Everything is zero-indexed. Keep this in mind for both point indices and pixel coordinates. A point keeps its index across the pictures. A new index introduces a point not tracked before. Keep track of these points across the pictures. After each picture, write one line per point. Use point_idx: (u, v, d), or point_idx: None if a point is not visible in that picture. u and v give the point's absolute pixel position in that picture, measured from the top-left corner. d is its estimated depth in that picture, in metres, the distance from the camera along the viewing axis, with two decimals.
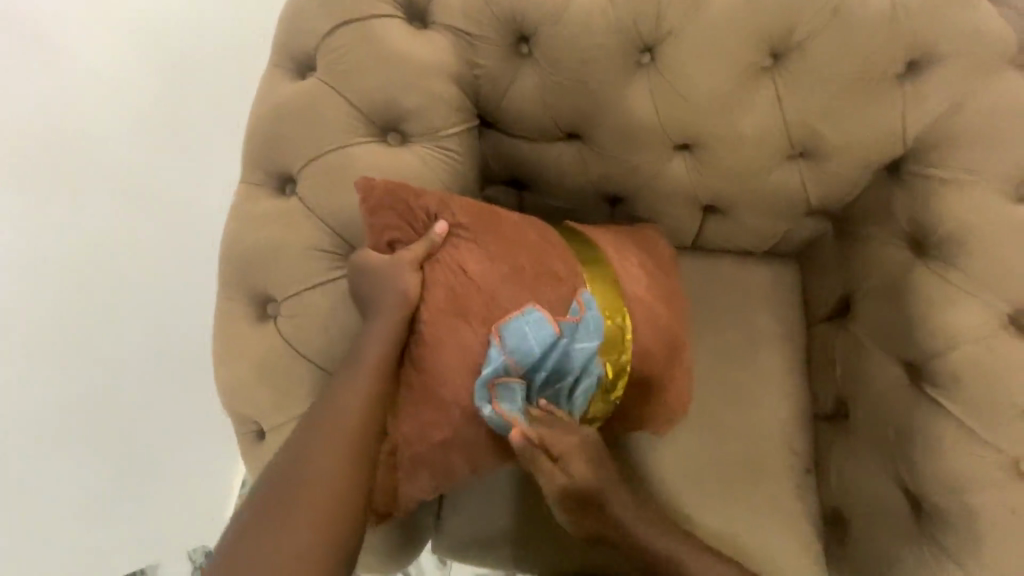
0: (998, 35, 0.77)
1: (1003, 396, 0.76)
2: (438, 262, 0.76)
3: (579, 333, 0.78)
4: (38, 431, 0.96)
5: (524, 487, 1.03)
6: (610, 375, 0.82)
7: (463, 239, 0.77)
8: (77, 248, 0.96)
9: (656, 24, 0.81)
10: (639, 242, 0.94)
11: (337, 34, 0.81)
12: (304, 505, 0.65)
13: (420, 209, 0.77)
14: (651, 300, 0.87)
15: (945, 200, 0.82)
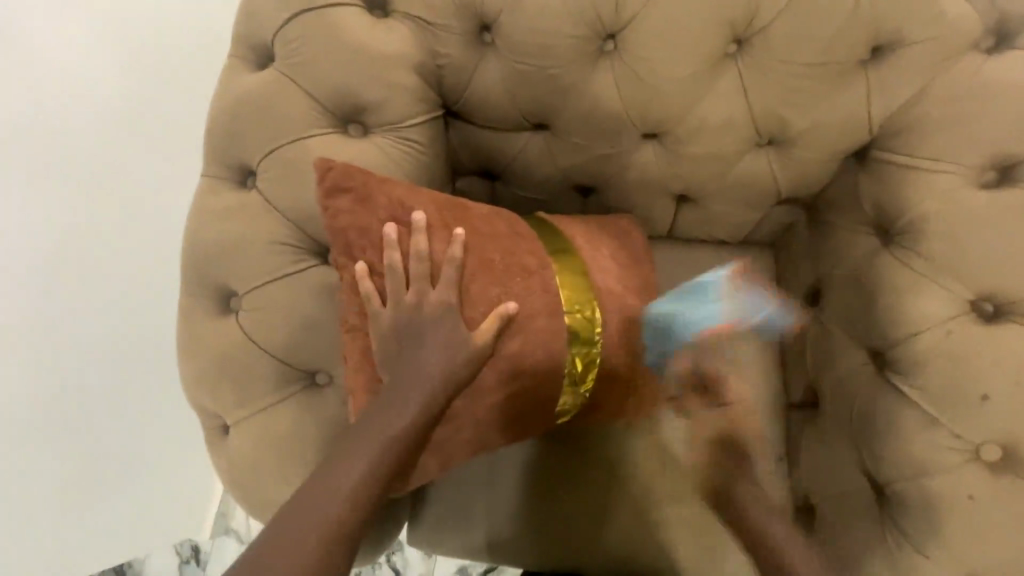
0: (962, 19, 0.76)
1: (965, 382, 0.75)
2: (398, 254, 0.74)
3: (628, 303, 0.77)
4: (28, 424, 0.97)
5: (505, 483, 1.02)
6: (579, 368, 0.82)
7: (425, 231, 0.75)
8: (57, 242, 0.98)
9: (617, 11, 0.80)
10: (612, 232, 0.93)
11: (295, 24, 0.80)
12: (330, 501, 0.69)
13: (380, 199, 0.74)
14: (621, 291, 0.86)
15: (910, 187, 0.82)
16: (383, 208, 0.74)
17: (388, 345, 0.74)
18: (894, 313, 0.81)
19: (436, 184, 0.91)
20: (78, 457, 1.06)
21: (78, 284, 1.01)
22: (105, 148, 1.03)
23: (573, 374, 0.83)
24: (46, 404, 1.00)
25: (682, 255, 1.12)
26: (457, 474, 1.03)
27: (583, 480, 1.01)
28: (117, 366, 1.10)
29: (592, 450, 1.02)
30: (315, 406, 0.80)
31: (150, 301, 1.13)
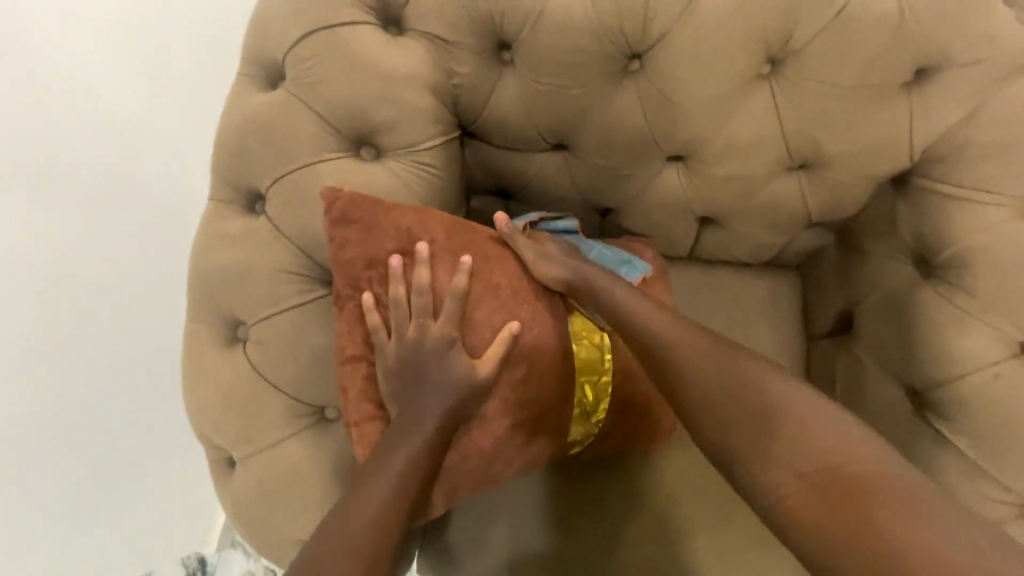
0: (1015, 40, 0.72)
1: (1016, 430, 0.70)
2: (406, 284, 0.71)
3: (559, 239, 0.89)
4: (29, 433, 0.96)
5: (519, 513, 0.97)
6: (590, 399, 0.80)
7: (436, 259, 0.72)
8: (58, 250, 0.96)
9: (644, 29, 0.76)
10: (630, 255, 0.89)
11: (306, 42, 0.77)
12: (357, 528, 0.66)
13: (390, 225, 0.72)
14: None
15: (954, 218, 0.77)
16: (389, 238, 0.71)
17: (402, 372, 0.71)
18: (935, 350, 0.77)
19: (450, 207, 0.88)
20: (77, 470, 1.04)
21: (80, 294, 0.99)
22: (108, 157, 1.01)
23: (584, 406, 0.80)
24: (46, 418, 0.98)
25: (703, 277, 1.08)
26: (467, 503, 0.97)
27: (602, 509, 0.97)
28: (120, 378, 1.07)
29: (611, 480, 0.98)
30: (323, 440, 0.77)
31: (156, 312, 1.10)
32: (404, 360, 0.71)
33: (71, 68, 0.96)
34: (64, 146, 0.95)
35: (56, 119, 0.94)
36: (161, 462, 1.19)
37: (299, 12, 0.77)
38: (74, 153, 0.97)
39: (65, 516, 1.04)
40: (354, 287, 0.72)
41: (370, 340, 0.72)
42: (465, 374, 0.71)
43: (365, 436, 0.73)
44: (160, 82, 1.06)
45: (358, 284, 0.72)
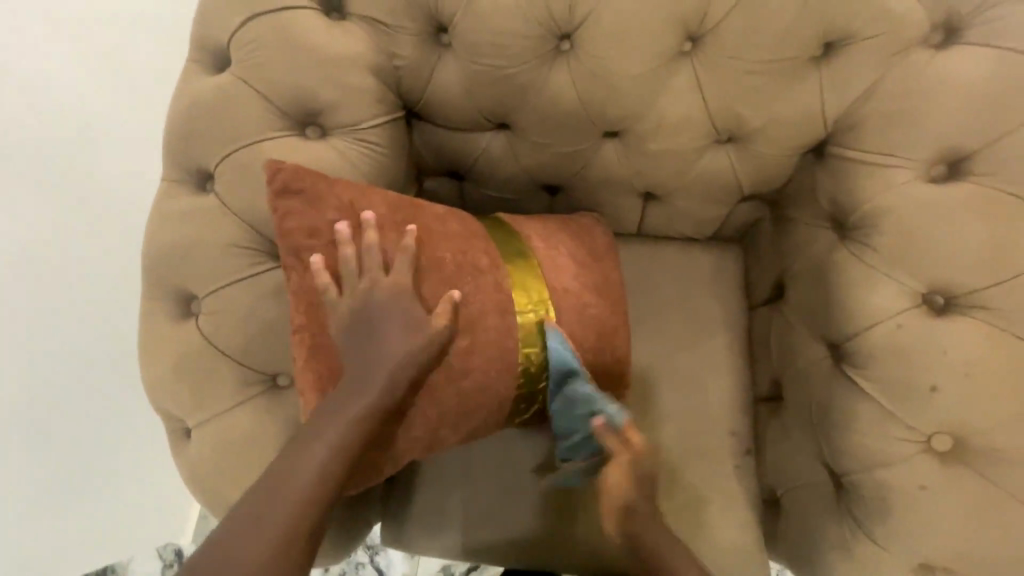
0: (911, 12, 0.77)
1: (920, 374, 0.74)
2: (350, 255, 0.74)
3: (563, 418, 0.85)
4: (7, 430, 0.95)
5: (472, 472, 1.02)
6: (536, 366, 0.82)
7: (380, 231, 0.76)
8: (28, 243, 0.96)
9: (570, 10, 0.80)
10: (573, 231, 0.94)
11: (249, 27, 0.80)
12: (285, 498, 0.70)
13: (334, 198, 0.75)
14: (582, 292, 0.87)
15: (863, 182, 0.82)
16: (334, 209, 0.75)
17: (347, 342, 0.74)
18: (850, 305, 0.82)
19: (397, 185, 0.92)
20: (50, 463, 1.04)
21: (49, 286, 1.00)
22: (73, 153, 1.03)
23: (529, 372, 0.82)
24: (25, 411, 0.98)
25: (649, 253, 1.13)
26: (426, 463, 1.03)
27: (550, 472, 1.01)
28: (97, 364, 1.10)
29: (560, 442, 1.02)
30: (276, 407, 0.81)
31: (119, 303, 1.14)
32: (350, 328, 0.74)
33: (19, 61, 0.95)
34: (25, 140, 0.96)
35: (23, 117, 0.95)
36: (125, 452, 1.21)
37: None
38: (36, 148, 0.97)
39: (40, 513, 1.04)
40: (297, 256, 0.74)
41: (315, 310, 0.75)
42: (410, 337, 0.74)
43: (310, 404, 0.76)
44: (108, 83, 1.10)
45: (301, 255, 0.74)
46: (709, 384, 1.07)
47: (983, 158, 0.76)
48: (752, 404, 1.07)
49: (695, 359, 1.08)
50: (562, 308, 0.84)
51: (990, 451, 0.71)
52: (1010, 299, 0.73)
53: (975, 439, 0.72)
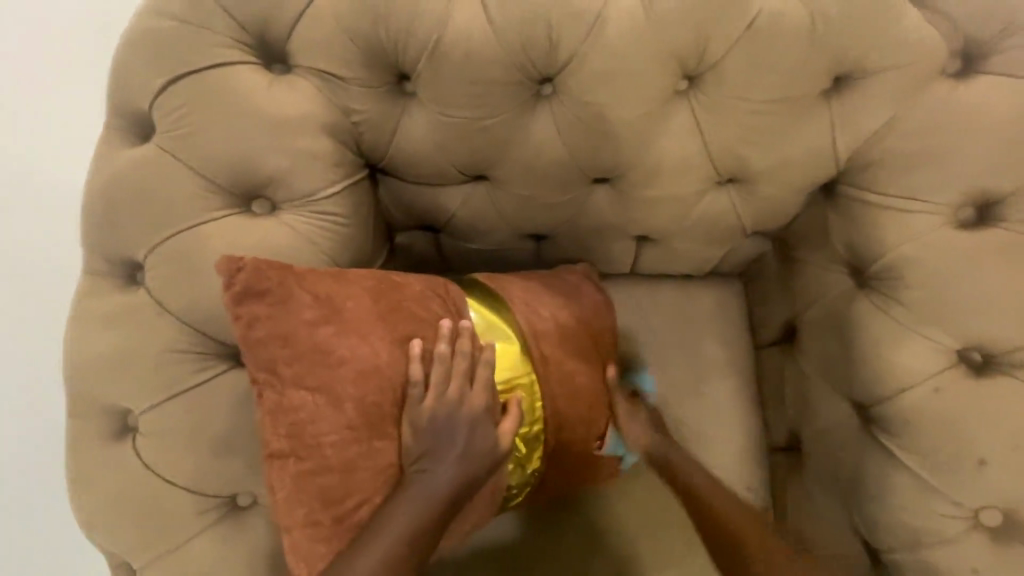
0: (927, 40, 0.69)
1: (964, 445, 0.67)
2: (332, 361, 0.62)
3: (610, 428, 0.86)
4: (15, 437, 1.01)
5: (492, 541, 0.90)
6: (521, 448, 0.74)
7: (363, 328, 0.64)
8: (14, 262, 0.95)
9: (550, 53, 0.70)
10: (552, 284, 0.84)
11: (175, 89, 0.68)
12: None
13: (306, 294, 0.63)
14: (569, 359, 0.77)
15: (881, 227, 0.75)
16: (309, 308, 0.63)
17: (339, 465, 0.63)
18: (878, 363, 0.74)
19: (365, 255, 0.80)
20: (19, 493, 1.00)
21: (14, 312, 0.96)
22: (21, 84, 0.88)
23: (515, 454, 0.74)
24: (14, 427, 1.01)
25: (646, 297, 1.04)
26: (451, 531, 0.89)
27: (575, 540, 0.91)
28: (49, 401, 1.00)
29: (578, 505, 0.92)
30: (237, 536, 0.69)
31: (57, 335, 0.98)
32: (341, 449, 0.63)
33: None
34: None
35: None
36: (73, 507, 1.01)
37: (165, 54, 0.68)
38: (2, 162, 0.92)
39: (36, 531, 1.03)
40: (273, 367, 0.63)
41: (295, 431, 0.63)
42: (405, 441, 0.64)
43: (300, 542, 0.65)
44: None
45: (276, 370, 0.63)
46: (720, 436, 0.99)
47: (1013, 201, 0.69)
48: (766, 453, 1.00)
49: (703, 410, 1.00)
50: (549, 381, 0.75)
51: None
52: None
53: None
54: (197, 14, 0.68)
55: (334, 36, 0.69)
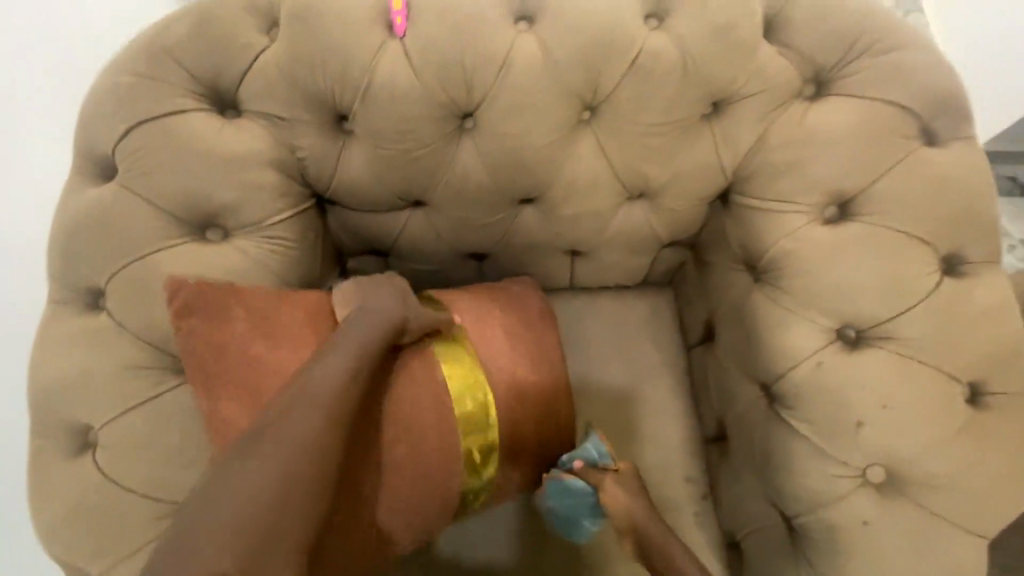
0: (780, 71, 0.83)
1: (844, 410, 0.77)
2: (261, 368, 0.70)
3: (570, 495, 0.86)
4: None
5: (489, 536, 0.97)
6: (477, 455, 0.79)
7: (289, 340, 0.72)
8: None
9: (467, 92, 0.82)
10: (504, 299, 0.90)
11: (136, 134, 0.77)
12: None
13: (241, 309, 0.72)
14: (516, 367, 0.84)
15: (765, 228, 0.86)
16: (243, 323, 0.71)
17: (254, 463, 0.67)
18: (773, 346, 0.84)
19: (313, 276, 0.88)
20: None
21: None
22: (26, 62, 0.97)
23: (474, 460, 0.79)
24: None
25: (582, 306, 1.13)
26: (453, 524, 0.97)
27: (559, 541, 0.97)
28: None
29: None
30: None
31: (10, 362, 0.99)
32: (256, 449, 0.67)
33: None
34: None
35: None
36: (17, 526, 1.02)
37: (128, 105, 0.78)
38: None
39: None
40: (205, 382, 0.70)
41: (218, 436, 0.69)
42: None
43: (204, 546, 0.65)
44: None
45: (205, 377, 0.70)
46: (658, 432, 1.07)
47: (866, 198, 0.81)
48: (701, 446, 1.07)
49: (641, 408, 1.08)
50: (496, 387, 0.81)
51: (918, 479, 0.74)
52: (915, 327, 0.77)
53: (904, 468, 0.74)
54: (157, 70, 0.79)
55: (278, 84, 0.80)
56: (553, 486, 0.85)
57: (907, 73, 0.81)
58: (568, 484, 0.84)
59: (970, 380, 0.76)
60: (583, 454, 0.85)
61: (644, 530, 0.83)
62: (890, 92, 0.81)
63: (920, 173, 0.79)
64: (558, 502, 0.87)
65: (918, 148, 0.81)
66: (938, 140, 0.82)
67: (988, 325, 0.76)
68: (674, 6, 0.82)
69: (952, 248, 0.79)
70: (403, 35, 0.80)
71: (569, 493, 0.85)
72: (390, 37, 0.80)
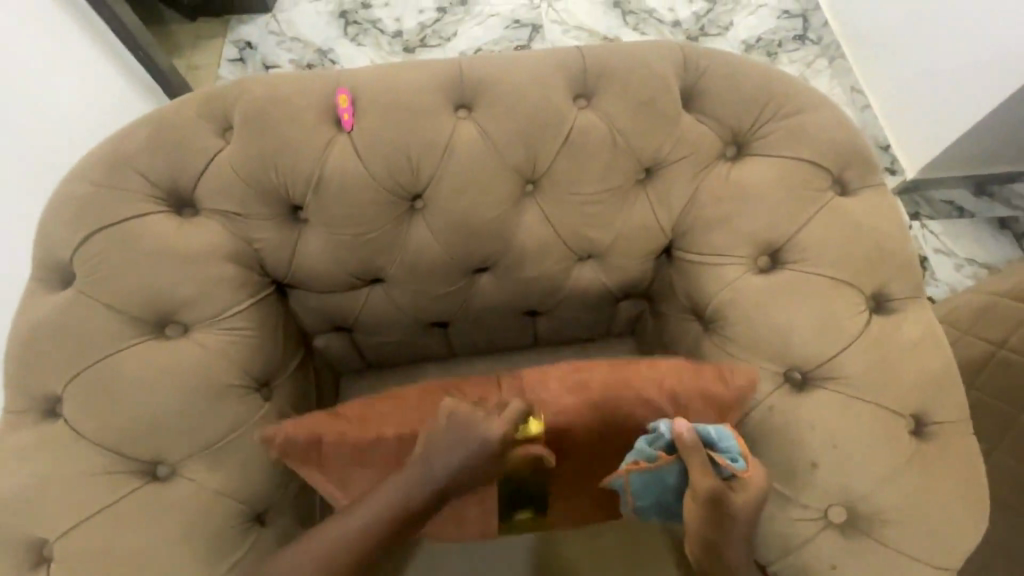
0: (701, 137, 0.91)
1: (798, 453, 0.79)
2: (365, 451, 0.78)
3: (656, 481, 0.72)
4: None
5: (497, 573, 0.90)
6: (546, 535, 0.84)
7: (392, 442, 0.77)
8: None
9: (415, 176, 0.88)
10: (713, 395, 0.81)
11: (93, 240, 0.80)
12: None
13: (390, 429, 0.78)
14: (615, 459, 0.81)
15: (707, 280, 0.90)
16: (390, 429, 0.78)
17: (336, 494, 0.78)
18: None
19: (274, 361, 0.88)
20: None
21: None
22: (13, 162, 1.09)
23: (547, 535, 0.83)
24: None
25: (548, 364, 1.15)
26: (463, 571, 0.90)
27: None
28: None
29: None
30: None
31: None
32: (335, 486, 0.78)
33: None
34: None
35: None
36: None
37: (86, 213, 0.81)
38: None
39: None
40: (309, 452, 0.78)
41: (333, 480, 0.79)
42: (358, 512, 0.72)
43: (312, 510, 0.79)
44: (66, 122, 1.24)
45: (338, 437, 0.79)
46: None
47: (793, 246, 0.87)
48: None
49: None
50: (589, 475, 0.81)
51: (876, 515, 0.76)
52: (854, 366, 0.80)
53: (863, 506, 0.77)
54: (116, 178, 0.83)
55: (233, 183, 0.85)
56: (641, 484, 0.73)
57: (812, 133, 0.90)
58: (662, 474, 0.71)
59: (913, 413, 0.79)
60: (699, 433, 0.70)
61: (722, 552, 0.70)
62: (801, 150, 0.89)
63: (838, 221, 0.86)
64: (650, 499, 0.74)
65: (833, 198, 0.88)
66: (850, 189, 0.90)
67: (921, 358, 0.81)
68: (598, 88, 0.91)
69: (877, 287, 0.84)
70: (351, 129, 0.87)
71: (661, 482, 0.72)
72: (339, 132, 0.87)
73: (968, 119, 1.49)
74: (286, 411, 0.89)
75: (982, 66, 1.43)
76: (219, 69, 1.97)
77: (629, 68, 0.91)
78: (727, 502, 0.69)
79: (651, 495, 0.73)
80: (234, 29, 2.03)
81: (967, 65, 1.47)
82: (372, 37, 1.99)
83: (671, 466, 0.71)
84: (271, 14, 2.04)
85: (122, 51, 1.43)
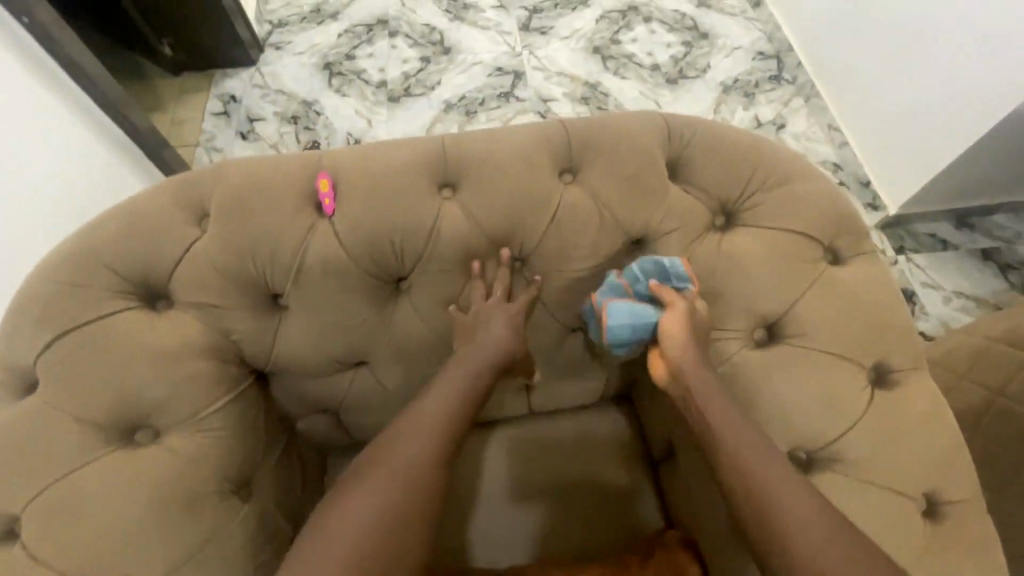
0: (690, 208, 0.89)
1: None
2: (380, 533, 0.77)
3: (627, 305, 0.82)
4: None
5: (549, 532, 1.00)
6: None
7: None
8: None
9: (399, 259, 0.86)
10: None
11: (56, 345, 0.77)
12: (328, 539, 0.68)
13: None
14: None
15: None
16: None
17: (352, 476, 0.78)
18: None
19: (255, 460, 0.83)
20: None
21: None
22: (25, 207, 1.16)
23: None
24: None
25: (544, 434, 1.08)
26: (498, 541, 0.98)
27: None
28: None
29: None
30: None
31: None
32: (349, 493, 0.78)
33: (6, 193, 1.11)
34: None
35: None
36: None
37: (52, 314, 0.78)
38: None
39: None
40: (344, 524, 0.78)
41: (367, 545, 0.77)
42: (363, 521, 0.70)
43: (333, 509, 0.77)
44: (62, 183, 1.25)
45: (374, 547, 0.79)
46: None
47: (788, 320, 0.85)
48: None
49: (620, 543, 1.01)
50: None
51: None
52: (861, 446, 0.78)
53: None
54: (85, 275, 0.80)
55: (209, 274, 0.81)
56: (622, 323, 0.81)
57: (799, 202, 0.89)
58: (641, 307, 0.82)
59: (924, 492, 0.77)
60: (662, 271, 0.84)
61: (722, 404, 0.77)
62: (790, 219, 0.88)
63: (832, 294, 0.85)
64: (625, 323, 0.81)
65: (826, 268, 0.87)
66: (842, 257, 0.89)
67: (927, 435, 0.78)
68: (584, 164, 0.90)
69: (877, 360, 0.82)
70: (332, 214, 0.84)
71: (637, 310, 0.82)
72: (320, 217, 0.85)
73: (950, 154, 1.48)
74: (268, 511, 0.84)
75: (964, 101, 1.43)
76: (204, 123, 1.96)
77: (613, 142, 0.90)
78: (692, 313, 0.82)
79: (624, 319, 0.81)
80: (219, 84, 2.03)
81: (942, 104, 1.48)
82: (358, 88, 1.99)
83: (646, 304, 0.83)
84: (256, 68, 2.05)
85: (111, 128, 1.41)
